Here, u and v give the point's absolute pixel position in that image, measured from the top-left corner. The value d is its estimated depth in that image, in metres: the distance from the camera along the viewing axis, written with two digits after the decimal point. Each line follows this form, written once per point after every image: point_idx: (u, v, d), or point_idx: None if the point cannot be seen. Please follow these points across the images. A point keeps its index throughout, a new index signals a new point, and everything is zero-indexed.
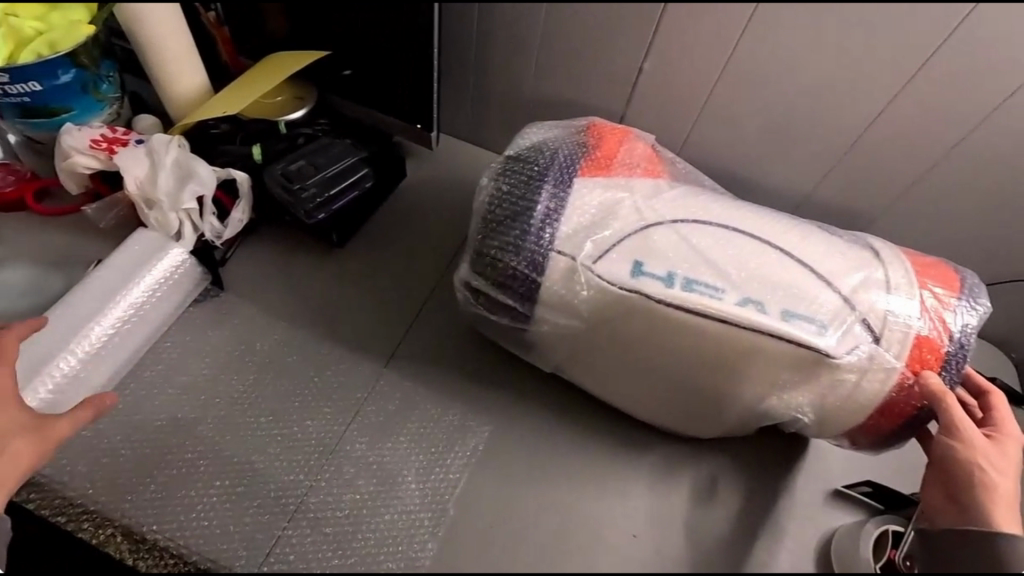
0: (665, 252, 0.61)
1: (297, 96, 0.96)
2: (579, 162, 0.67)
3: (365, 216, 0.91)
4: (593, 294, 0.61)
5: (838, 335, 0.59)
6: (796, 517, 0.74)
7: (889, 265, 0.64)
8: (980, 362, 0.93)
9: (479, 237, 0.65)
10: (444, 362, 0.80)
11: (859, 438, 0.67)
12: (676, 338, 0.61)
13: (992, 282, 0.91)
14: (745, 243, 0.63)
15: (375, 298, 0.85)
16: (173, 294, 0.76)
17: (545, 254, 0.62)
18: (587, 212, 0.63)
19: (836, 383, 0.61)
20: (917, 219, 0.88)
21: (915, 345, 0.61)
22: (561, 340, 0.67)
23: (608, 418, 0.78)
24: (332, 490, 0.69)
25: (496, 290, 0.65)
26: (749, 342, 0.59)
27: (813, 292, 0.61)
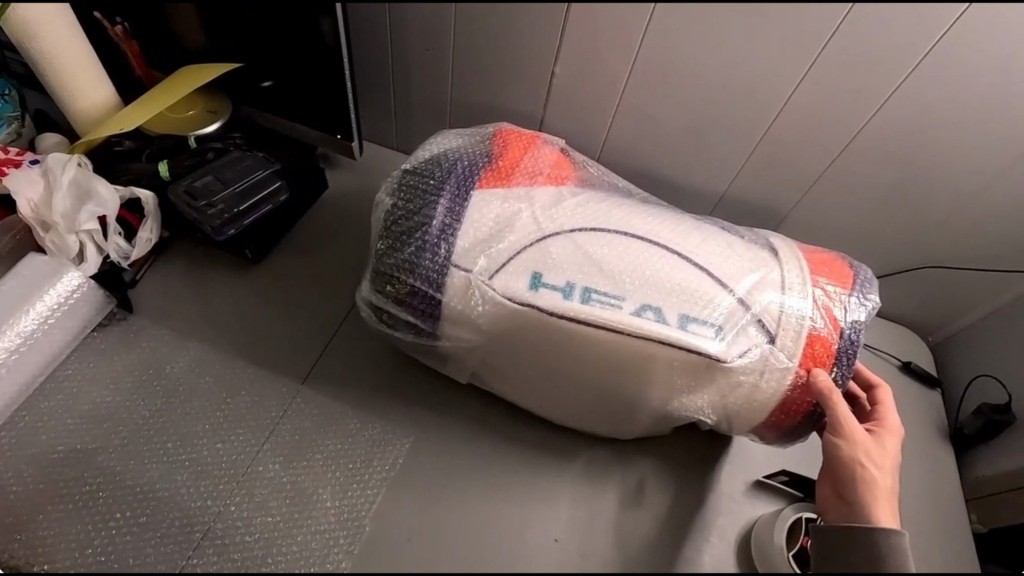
0: (562, 263, 0.62)
1: (210, 110, 0.93)
2: (479, 176, 0.68)
3: (283, 231, 0.89)
4: (490, 309, 0.62)
5: (731, 337, 0.61)
6: (714, 510, 0.76)
7: (785, 264, 0.66)
8: (896, 348, 0.96)
9: (378, 255, 0.67)
10: (363, 375, 0.79)
11: (766, 433, 0.69)
12: (577, 346, 0.62)
13: (906, 270, 0.94)
14: (644, 249, 0.63)
15: (294, 314, 0.83)
16: (68, 320, 0.74)
17: (442, 272, 0.63)
18: (485, 225, 0.64)
19: (732, 385, 0.63)
20: (830, 212, 0.89)
21: (805, 346, 0.63)
22: (469, 352, 0.68)
23: (531, 423, 0.78)
24: (243, 514, 0.67)
25: (397, 307, 0.67)
26: (646, 351, 0.60)
27: (708, 296, 0.62)
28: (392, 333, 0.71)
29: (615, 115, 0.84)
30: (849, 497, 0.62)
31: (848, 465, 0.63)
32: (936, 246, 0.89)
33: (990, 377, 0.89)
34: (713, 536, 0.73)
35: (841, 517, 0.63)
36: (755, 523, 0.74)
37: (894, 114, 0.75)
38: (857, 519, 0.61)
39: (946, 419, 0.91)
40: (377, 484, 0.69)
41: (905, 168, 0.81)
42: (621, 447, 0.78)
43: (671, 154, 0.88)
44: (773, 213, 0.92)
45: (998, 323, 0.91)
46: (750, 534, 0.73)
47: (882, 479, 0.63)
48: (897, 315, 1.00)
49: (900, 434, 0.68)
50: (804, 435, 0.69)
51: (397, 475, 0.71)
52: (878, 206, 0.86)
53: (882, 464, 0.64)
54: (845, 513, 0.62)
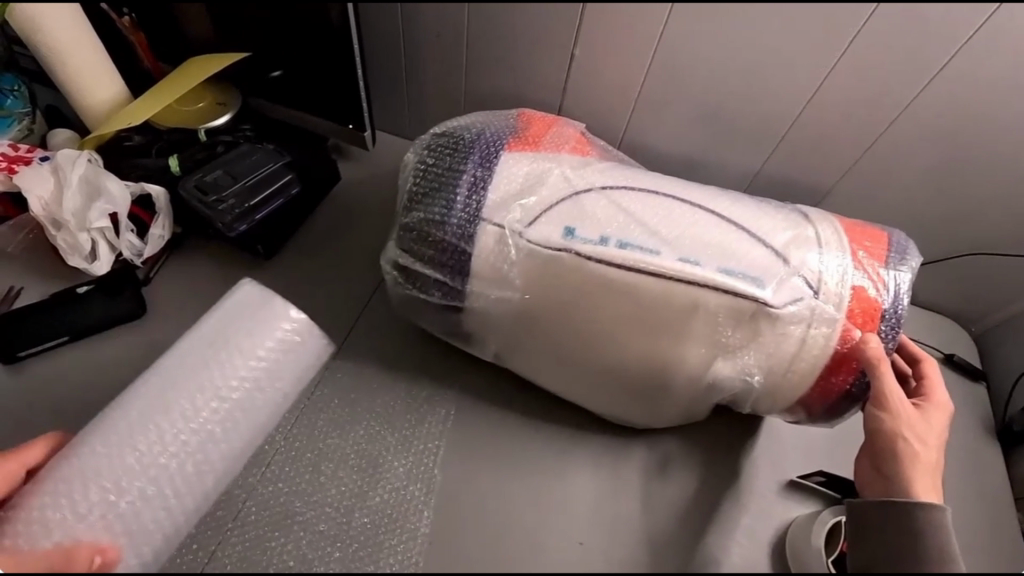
0: (597, 212, 0.60)
1: (218, 102, 0.90)
2: (506, 138, 0.66)
3: (301, 216, 0.88)
4: (524, 257, 0.60)
5: (774, 286, 0.58)
6: (748, 512, 0.72)
7: (818, 224, 0.64)
8: (936, 339, 0.91)
9: (406, 208, 0.65)
10: (380, 374, 0.77)
11: (813, 406, 0.65)
12: (615, 300, 0.59)
13: (950, 257, 0.88)
14: (676, 206, 0.61)
15: (310, 309, 0.82)
16: (279, 379, 0.62)
17: (473, 224, 0.61)
18: (515, 180, 0.62)
19: (780, 336, 0.59)
20: (872, 192, 0.83)
21: (851, 301, 0.60)
22: (497, 322, 0.65)
23: (553, 421, 0.76)
24: (274, 505, 0.65)
25: (425, 265, 0.64)
26: (688, 297, 0.58)
27: (747, 251, 0.60)
28: (415, 302, 0.69)
29: (638, 98, 0.80)
30: (887, 471, 0.60)
31: (887, 437, 0.60)
32: (980, 229, 0.83)
33: None
34: (747, 539, 0.70)
35: (879, 492, 0.60)
36: (790, 526, 0.71)
37: (947, 83, 0.69)
38: (896, 495, 0.58)
39: (991, 414, 0.86)
40: (410, 474, 0.67)
41: (955, 141, 0.75)
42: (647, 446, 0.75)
43: (699, 136, 0.83)
44: (808, 192, 0.86)
45: None
46: (785, 537, 0.70)
47: (924, 454, 0.60)
48: (938, 305, 0.94)
49: (949, 409, 0.64)
50: (853, 408, 0.64)
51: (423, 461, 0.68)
52: (927, 183, 0.80)
53: (926, 439, 0.60)
54: (883, 486, 0.60)
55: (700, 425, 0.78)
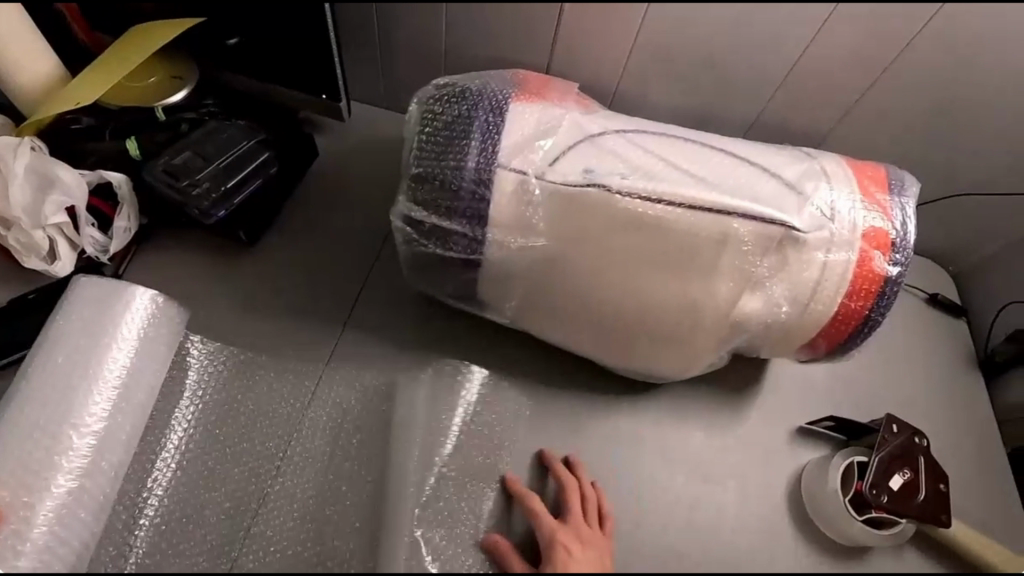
0: (615, 153, 0.59)
1: (175, 75, 0.82)
2: (513, 90, 0.63)
3: (280, 191, 0.80)
4: (547, 200, 0.56)
5: (797, 213, 0.58)
6: (764, 464, 0.75)
7: (823, 160, 0.65)
8: (923, 279, 0.94)
9: (415, 157, 0.59)
10: (387, 357, 0.75)
11: (831, 343, 0.65)
12: (643, 241, 0.57)
13: (935, 201, 0.89)
14: (689, 147, 0.61)
15: (304, 298, 0.78)
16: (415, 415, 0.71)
17: (491, 170, 0.57)
18: (528, 126, 0.59)
19: (804, 265, 0.59)
20: (870, 133, 0.82)
21: (865, 226, 0.60)
22: (517, 282, 0.62)
23: (567, 391, 0.76)
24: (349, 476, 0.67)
25: (440, 219, 0.58)
26: (716, 231, 0.56)
27: (765, 185, 0.59)
28: (426, 270, 0.64)
29: (629, 53, 0.76)
30: None
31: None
32: (966, 171, 0.85)
33: (1018, 302, 0.88)
34: (763, 487, 0.73)
35: None
36: (804, 471, 0.74)
37: (949, 21, 0.68)
38: None
39: (973, 347, 0.90)
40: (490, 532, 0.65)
41: (954, 77, 0.74)
42: (662, 408, 0.76)
43: (695, 89, 0.80)
44: (807, 134, 0.85)
45: None
46: (801, 484, 0.73)
47: None
48: (920, 248, 0.97)
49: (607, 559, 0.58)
50: (870, 336, 0.65)
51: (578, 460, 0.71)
52: (924, 121, 0.80)
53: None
54: None
55: (712, 383, 0.79)
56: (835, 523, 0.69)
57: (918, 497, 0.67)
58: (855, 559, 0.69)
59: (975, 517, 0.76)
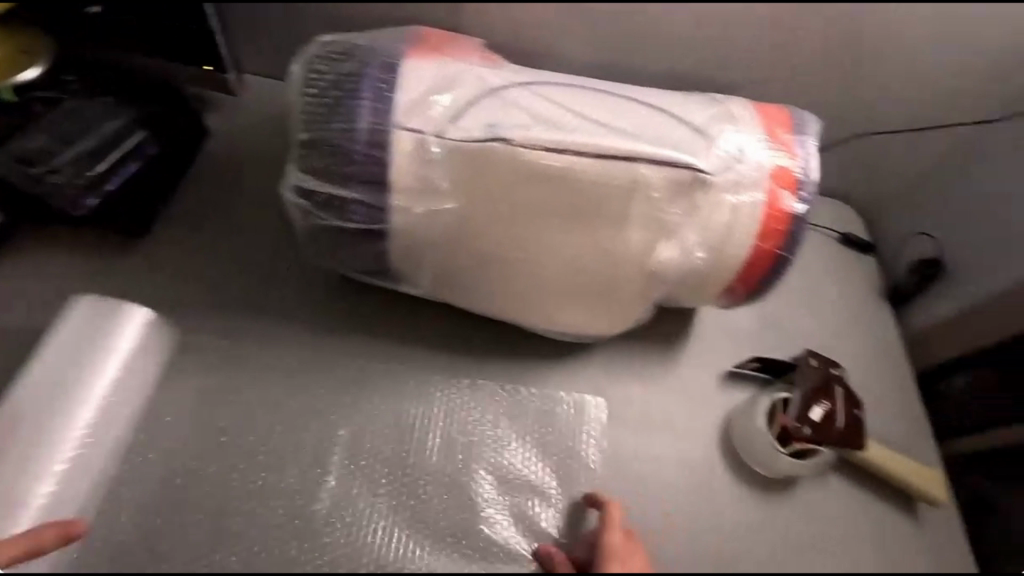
0: (518, 105, 0.55)
1: (21, 49, 0.71)
2: (407, 44, 0.58)
3: (165, 175, 0.73)
4: (448, 158, 0.53)
5: (703, 156, 0.58)
6: (696, 408, 0.76)
7: (730, 103, 0.64)
8: (836, 220, 0.97)
9: (302, 121, 0.54)
10: (302, 345, 0.71)
11: (747, 285, 0.66)
12: (553, 196, 0.55)
13: (844, 142, 0.91)
14: (596, 95, 0.59)
15: (204, 289, 0.72)
16: (447, 422, 0.69)
17: (387, 131, 0.52)
18: (424, 81, 0.55)
19: (714, 209, 0.59)
20: (784, 78, 0.81)
21: (773, 165, 0.60)
22: (427, 250, 0.58)
23: (498, 361, 0.74)
24: (374, 484, 0.65)
25: (336, 187, 0.54)
26: (624, 180, 0.54)
27: (672, 130, 0.58)
28: (331, 245, 0.59)
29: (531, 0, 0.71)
30: None
31: None
32: (871, 111, 0.87)
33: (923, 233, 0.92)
34: (696, 434, 0.75)
35: None
36: (732, 413, 0.76)
37: None
38: None
39: (883, 280, 0.95)
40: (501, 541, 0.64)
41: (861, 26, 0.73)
42: (593, 367, 0.76)
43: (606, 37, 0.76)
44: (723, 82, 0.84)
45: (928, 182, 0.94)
46: (730, 424, 0.75)
47: None
48: (833, 190, 1.00)
49: None
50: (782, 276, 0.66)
51: (556, 446, 0.70)
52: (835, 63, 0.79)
53: None
54: None
55: (642, 339, 0.79)
56: (764, 459, 0.71)
57: (836, 425, 0.70)
58: (783, 488, 0.72)
59: (891, 438, 0.81)
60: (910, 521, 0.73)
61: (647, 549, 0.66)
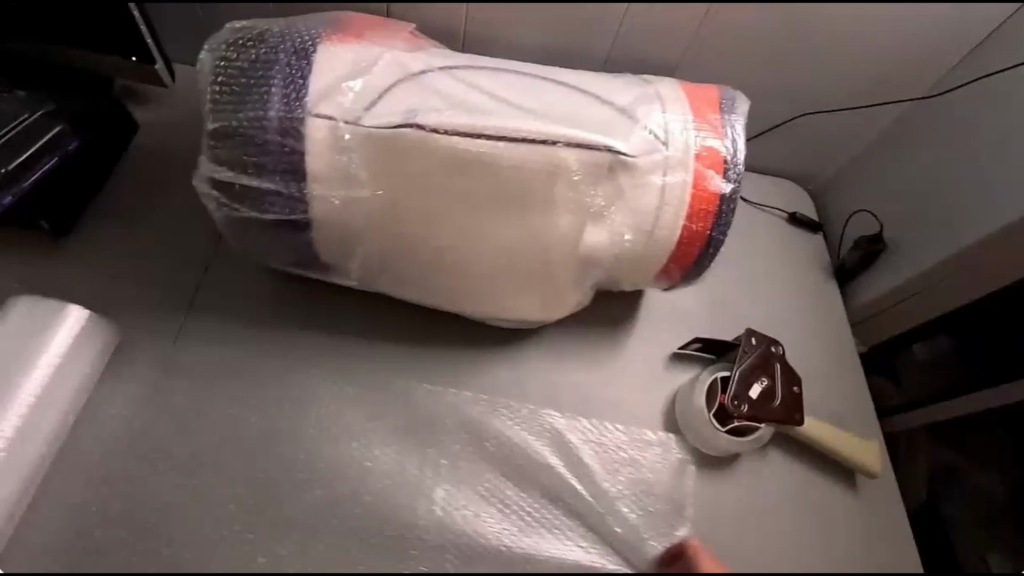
0: (436, 90, 0.55)
1: None
2: (324, 31, 0.57)
3: (88, 171, 0.71)
4: (362, 146, 0.52)
5: (626, 139, 0.58)
6: (642, 390, 0.77)
7: (658, 85, 0.64)
8: (784, 200, 0.98)
9: (212, 111, 0.52)
10: (243, 340, 0.70)
11: (682, 267, 0.66)
12: (475, 183, 0.54)
13: (787, 121, 0.92)
14: (519, 79, 0.58)
15: (140, 285, 0.71)
16: (432, 422, 0.69)
17: (300, 120, 0.51)
18: (340, 67, 0.54)
19: (640, 191, 0.59)
20: (720, 58, 0.83)
21: (698, 147, 0.61)
22: (351, 241, 0.57)
23: (442, 349, 0.74)
24: (358, 486, 0.65)
25: (251, 178, 0.53)
26: (544, 164, 0.54)
27: (596, 113, 0.58)
28: (251, 238, 0.58)
29: None
30: None
31: None
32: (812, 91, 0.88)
33: (866, 211, 0.94)
34: (644, 416, 0.75)
35: None
36: (675, 395, 0.76)
37: None
38: None
39: (830, 257, 0.95)
40: (503, 538, 0.65)
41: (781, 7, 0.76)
42: (539, 352, 0.76)
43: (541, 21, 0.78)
44: (664, 62, 0.83)
45: (872, 158, 0.95)
46: (675, 405, 0.76)
47: None
48: (780, 170, 1.01)
49: None
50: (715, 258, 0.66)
51: (581, 452, 0.71)
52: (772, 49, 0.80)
53: None
54: None
55: (589, 323, 0.80)
56: (706, 438, 0.72)
57: (775, 403, 0.70)
58: (727, 466, 0.73)
59: (835, 412, 0.82)
60: (850, 494, 0.74)
61: (609, 535, 0.67)
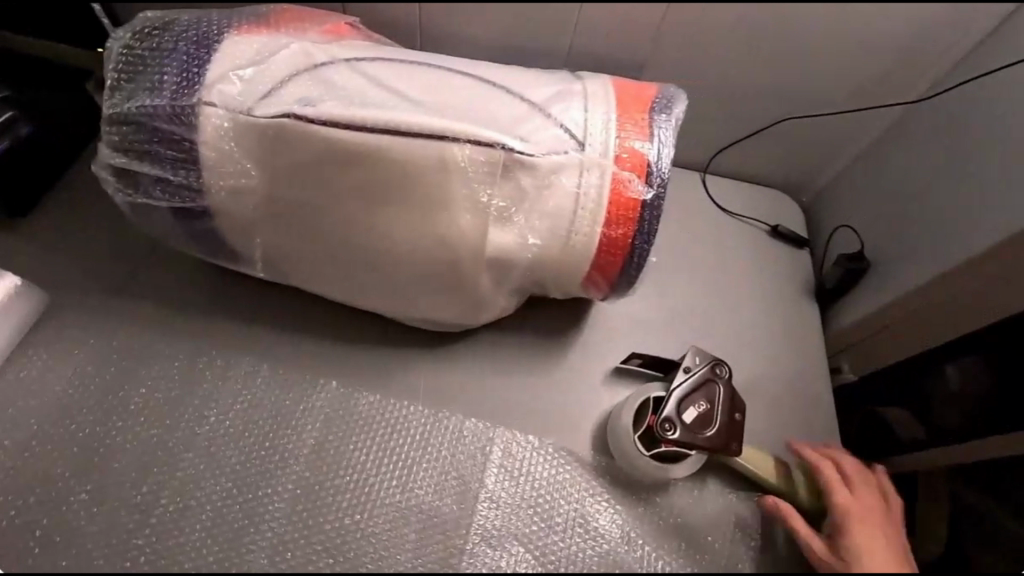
0: (333, 82, 0.54)
1: None
2: (233, 20, 0.57)
3: (49, 157, 0.75)
4: (246, 135, 0.51)
5: (532, 137, 0.54)
6: (576, 406, 0.72)
7: (588, 80, 0.60)
8: (767, 211, 0.90)
9: (111, 98, 0.53)
10: (170, 328, 0.70)
11: (606, 276, 0.62)
12: (364, 176, 0.52)
13: (772, 127, 0.84)
14: (427, 72, 0.56)
15: (82, 269, 0.73)
16: (368, 428, 0.67)
17: (192, 109, 0.51)
18: (238, 57, 0.53)
19: (546, 192, 0.55)
20: (697, 54, 0.75)
21: (618, 148, 0.57)
22: (248, 231, 0.57)
23: (368, 349, 0.72)
24: (282, 489, 0.63)
25: (148, 167, 0.53)
26: (432, 159, 0.52)
27: (505, 109, 0.55)
28: (155, 226, 0.58)
29: None
30: None
31: None
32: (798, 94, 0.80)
33: (848, 227, 0.87)
34: (573, 434, 0.70)
35: None
36: (609, 412, 0.71)
37: None
38: None
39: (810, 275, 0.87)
40: (426, 555, 0.62)
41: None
42: (468, 358, 0.73)
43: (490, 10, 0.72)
44: (624, 60, 0.77)
45: (864, 170, 0.86)
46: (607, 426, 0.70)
47: None
48: (768, 178, 0.93)
49: None
50: (643, 268, 0.62)
51: (523, 473, 0.67)
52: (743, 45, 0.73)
53: None
54: None
55: (528, 331, 0.76)
56: (630, 461, 0.67)
57: (709, 430, 0.65)
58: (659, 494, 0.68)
59: None
60: None
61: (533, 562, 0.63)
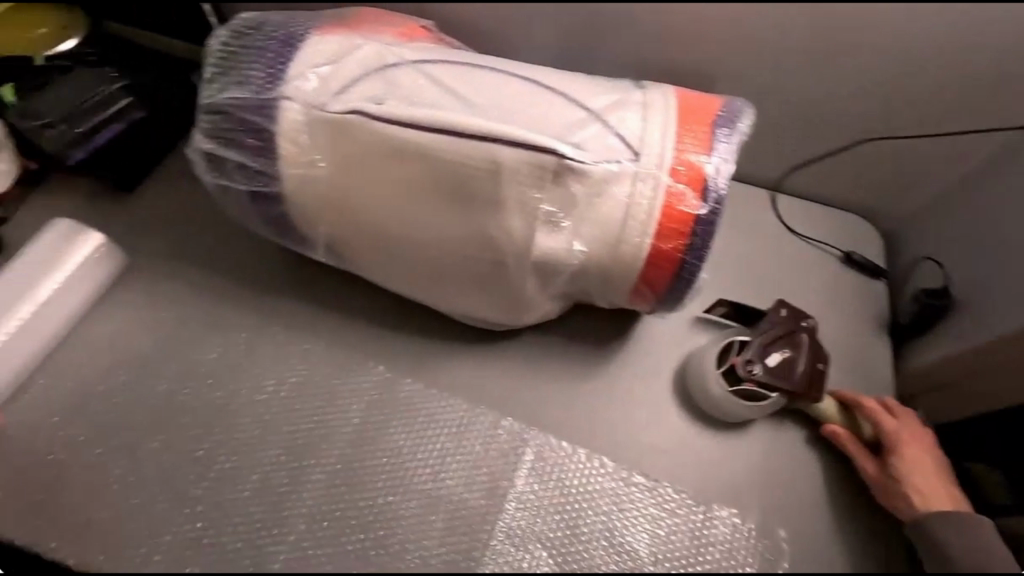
0: (399, 83, 0.57)
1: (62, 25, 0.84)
2: (317, 23, 0.61)
3: (152, 140, 0.83)
4: (319, 130, 0.56)
5: (586, 144, 0.55)
6: (612, 419, 0.71)
7: (650, 89, 0.60)
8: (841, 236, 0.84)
9: (209, 91, 0.59)
10: (239, 304, 0.76)
11: (653, 288, 0.61)
12: (422, 173, 0.55)
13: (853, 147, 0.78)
14: (489, 75, 0.58)
15: (170, 245, 0.80)
16: (408, 415, 0.70)
17: (275, 103, 0.56)
18: (317, 57, 0.58)
19: (596, 200, 0.55)
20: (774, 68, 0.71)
21: (674, 160, 0.56)
22: (316, 218, 0.61)
23: (413, 341, 0.75)
24: (323, 462, 0.67)
25: (234, 153, 0.59)
26: (486, 162, 0.53)
27: (561, 115, 0.56)
28: (234, 208, 0.64)
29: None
30: None
31: None
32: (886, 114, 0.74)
33: (932, 260, 0.80)
34: (605, 447, 0.69)
35: None
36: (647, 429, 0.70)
37: None
38: None
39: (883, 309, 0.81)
40: (450, 544, 0.63)
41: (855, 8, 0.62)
42: (508, 359, 0.74)
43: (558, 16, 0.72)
44: None
45: (957, 199, 0.78)
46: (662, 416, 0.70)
47: None
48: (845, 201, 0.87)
49: None
50: (693, 283, 0.60)
51: (554, 479, 0.67)
52: (824, 58, 0.68)
53: None
54: None
55: (569, 339, 0.75)
56: (715, 403, 0.68)
57: (793, 375, 0.67)
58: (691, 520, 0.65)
59: None
60: None
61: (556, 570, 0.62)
